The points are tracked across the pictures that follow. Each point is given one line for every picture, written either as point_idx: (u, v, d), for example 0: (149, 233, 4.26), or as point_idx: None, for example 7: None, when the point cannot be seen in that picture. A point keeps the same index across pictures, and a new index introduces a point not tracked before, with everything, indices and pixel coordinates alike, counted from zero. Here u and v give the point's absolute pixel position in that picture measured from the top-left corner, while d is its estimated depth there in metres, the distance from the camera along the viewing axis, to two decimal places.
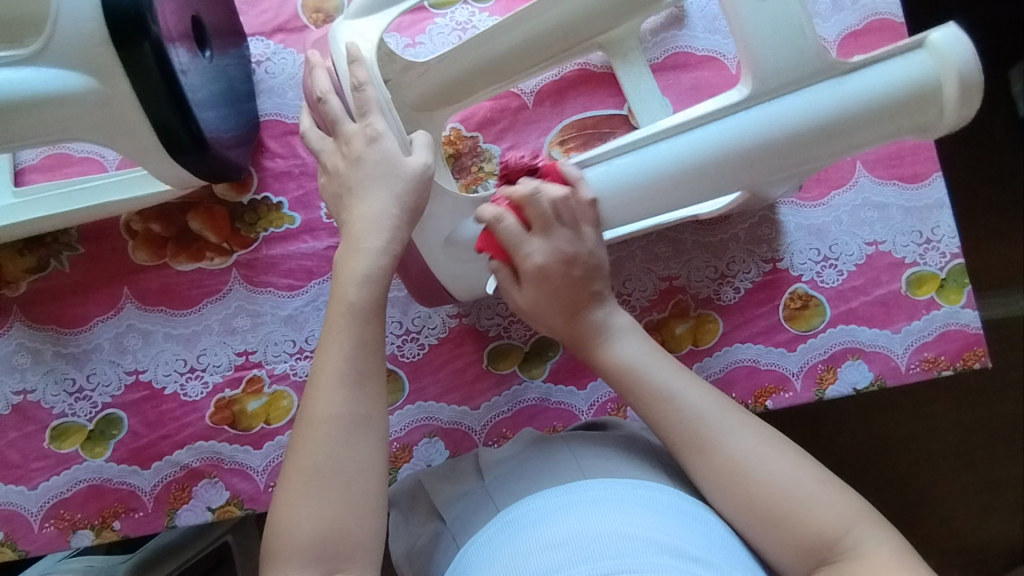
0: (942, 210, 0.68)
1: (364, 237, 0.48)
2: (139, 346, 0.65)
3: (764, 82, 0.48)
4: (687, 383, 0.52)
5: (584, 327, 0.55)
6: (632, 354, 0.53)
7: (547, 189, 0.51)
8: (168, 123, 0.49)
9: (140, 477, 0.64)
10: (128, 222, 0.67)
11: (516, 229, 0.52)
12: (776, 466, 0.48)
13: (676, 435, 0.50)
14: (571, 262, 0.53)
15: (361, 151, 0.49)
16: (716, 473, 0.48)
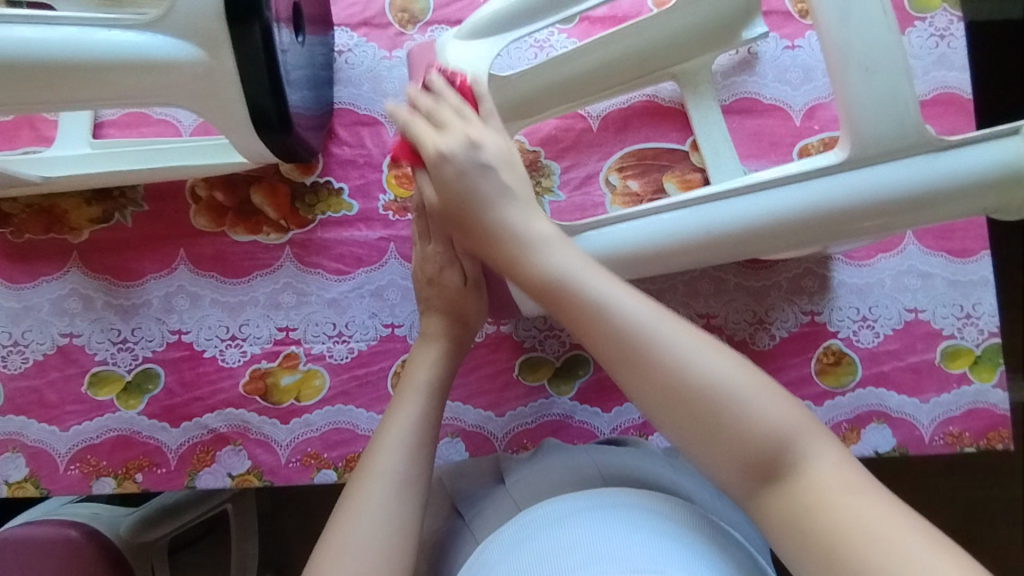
0: (986, 288, 0.69)
1: (432, 327, 0.58)
2: (186, 308, 0.67)
3: (860, 148, 0.49)
4: (621, 285, 0.45)
5: (500, 232, 0.50)
6: (561, 267, 0.46)
7: (420, 97, 0.54)
8: (261, 102, 0.51)
9: (168, 434, 0.65)
10: (193, 187, 0.69)
11: (422, 127, 0.53)
12: (728, 370, 0.41)
13: (604, 343, 0.43)
14: (483, 164, 0.51)
15: (428, 273, 0.59)
16: (652, 389, 0.41)
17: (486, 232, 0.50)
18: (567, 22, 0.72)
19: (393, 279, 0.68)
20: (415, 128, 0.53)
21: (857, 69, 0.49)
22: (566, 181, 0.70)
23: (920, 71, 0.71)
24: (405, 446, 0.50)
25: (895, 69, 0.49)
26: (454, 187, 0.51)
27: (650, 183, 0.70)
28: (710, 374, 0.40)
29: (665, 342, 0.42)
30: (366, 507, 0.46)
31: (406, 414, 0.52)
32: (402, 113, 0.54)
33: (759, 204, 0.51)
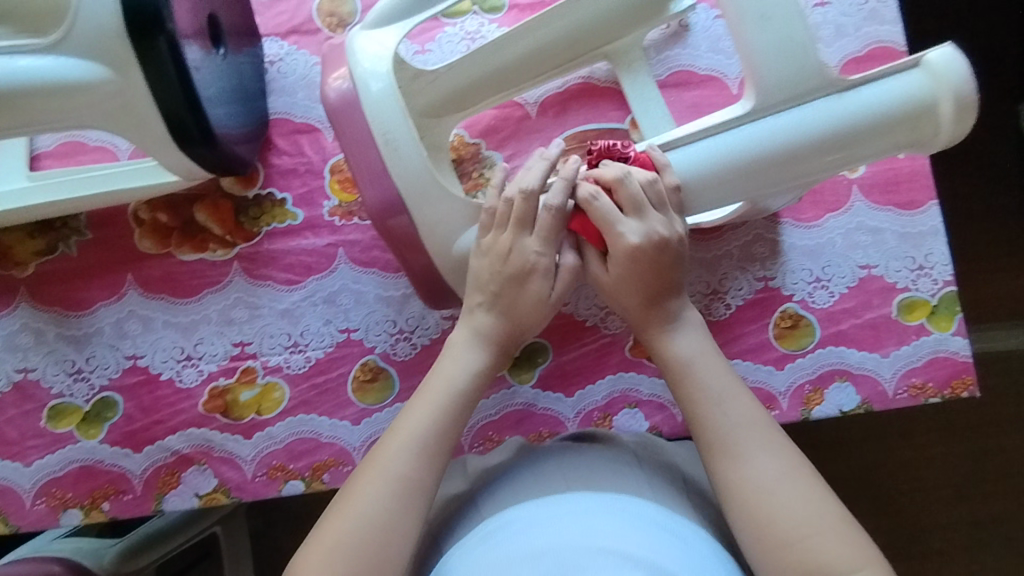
0: (937, 237, 0.69)
1: (472, 342, 0.55)
2: (139, 332, 0.67)
3: (766, 97, 0.50)
4: (733, 394, 0.52)
5: (660, 316, 0.55)
6: (688, 356, 0.54)
7: (633, 176, 0.52)
8: (178, 115, 0.51)
9: (131, 460, 0.65)
10: (136, 211, 0.69)
11: (610, 208, 0.52)
12: (797, 501, 0.47)
13: (709, 437, 0.51)
14: (662, 244, 0.52)
15: (510, 271, 0.54)
16: (733, 482, 0.49)
17: (653, 313, 0.55)
18: (497, 12, 0.72)
19: (345, 284, 0.67)
20: (598, 206, 0.52)
21: (753, 18, 0.49)
22: (509, 170, 0.70)
23: (851, 28, 0.71)
24: (414, 452, 0.51)
25: (791, 14, 0.49)
26: (637, 265, 0.53)
27: None
28: (786, 500, 0.47)
29: (760, 459, 0.49)
30: (341, 528, 0.48)
31: (426, 415, 0.52)
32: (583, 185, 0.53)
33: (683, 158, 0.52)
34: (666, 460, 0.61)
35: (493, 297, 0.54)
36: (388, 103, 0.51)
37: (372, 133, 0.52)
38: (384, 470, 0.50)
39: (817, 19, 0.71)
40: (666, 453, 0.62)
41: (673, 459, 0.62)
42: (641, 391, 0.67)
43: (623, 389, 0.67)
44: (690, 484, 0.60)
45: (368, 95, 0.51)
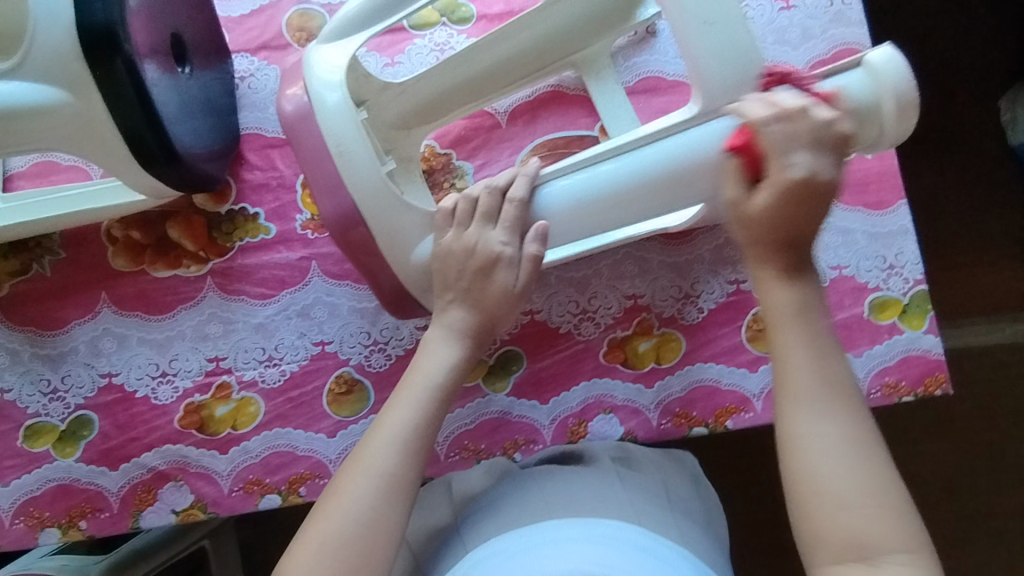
0: (907, 236, 0.69)
1: (443, 343, 0.56)
2: (114, 350, 0.67)
3: (710, 101, 0.50)
4: (823, 347, 0.47)
5: (788, 258, 0.47)
6: (792, 301, 0.47)
7: (816, 110, 0.45)
8: (140, 135, 0.51)
9: (107, 478, 0.65)
10: (109, 228, 0.69)
11: (783, 136, 0.45)
12: (855, 470, 0.45)
13: (785, 386, 0.47)
14: (828, 188, 0.45)
15: (475, 264, 0.55)
16: (800, 437, 0.46)
17: (773, 257, 0.47)
18: (466, 22, 0.71)
19: (319, 297, 0.68)
20: (766, 137, 0.45)
21: (696, 24, 0.49)
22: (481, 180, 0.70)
23: (818, 30, 0.71)
24: (393, 447, 0.53)
25: (732, 20, 0.50)
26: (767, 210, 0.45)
27: None
28: (853, 472, 0.45)
29: (844, 426, 0.46)
30: (323, 537, 0.50)
31: (403, 417, 0.54)
32: (752, 108, 0.46)
33: (629, 163, 0.52)
34: (645, 472, 0.65)
35: (463, 291, 0.56)
36: (341, 115, 0.52)
37: (327, 146, 0.52)
38: (367, 466, 0.52)
39: (783, 24, 0.71)
40: (643, 464, 0.66)
41: (650, 470, 0.66)
42: (615, 397, 0.67)
43: (597, 395, 0.67)
44: (669, 499, 0.64)
45: (321, 108, 0.52)
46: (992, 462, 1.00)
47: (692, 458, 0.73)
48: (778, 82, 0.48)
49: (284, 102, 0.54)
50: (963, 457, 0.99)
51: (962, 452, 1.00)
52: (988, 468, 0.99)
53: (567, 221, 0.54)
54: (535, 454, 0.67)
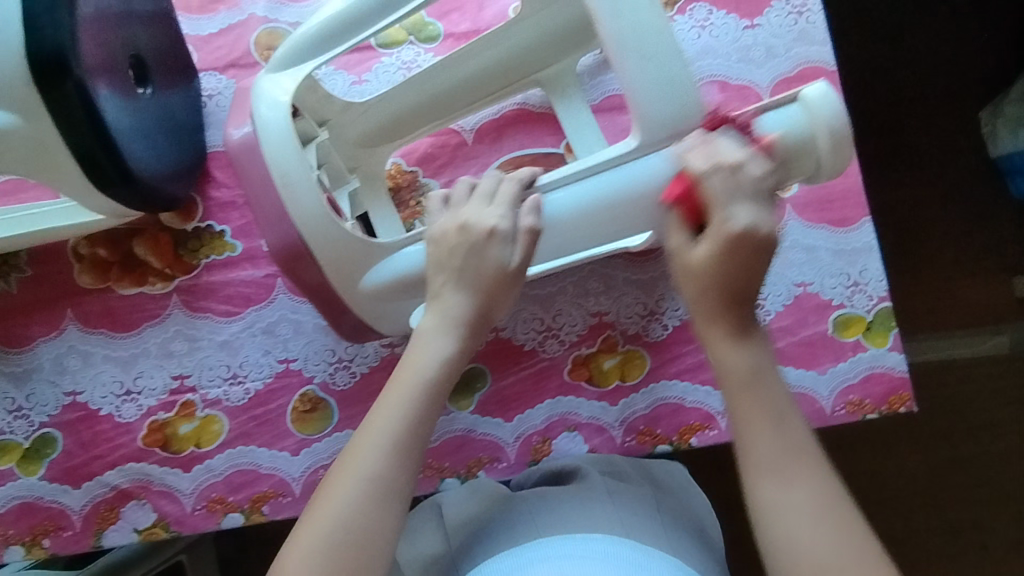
0: (871, 253, 0.69)
1: (433, 336, 0.53)
2: (79, 368, 0.67)
3: (649, 135, 0.49)
4: (778, 411, 0.48)
5: (736, 315, 0.49)
6: (749, 363, 0.49)
7: (750, 165, 0.47)
8: (94, 158, 0.51)
9: (70, 496, 0.65)
10: (75, 246, 0.69)
11: (724, 187, 0.47)
12: (828, 533, 0.44)
13: (747, 456, 0.48)
14: (764, 242, 0.48)
15: (474, 240, 0.53)
16: (767, 505, 0.46)
17: (722, 314, 0.49)
18: (433, 41, 0.72)
19: (283, 314, 0.68)
20: (715, 185, 0.47)
21: (633, 57, 0.48)
22: None
23: (782, 49, 0.71)
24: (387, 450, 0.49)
25: (669, 52, 0.48)
26: (719, 265, 0.48)
27: None
28: (828, 538, 0.44)
29: (813, 488, 0.46)
30: (305, 551, 0.46)
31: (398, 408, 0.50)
32: (694, 157, 0.48)
33: (571, 198, 0.52)
34: (639, 484, 0.63)
35: (461, 266, 0.53)
36: (284, 143, 0.52)
37: (271, 177, 0.52)
38: (360, 466, 0.48)
39: (748, 42, 0.71)
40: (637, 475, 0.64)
41: (645, 481, 0.64)
42: (580, 414, 0.67)
43: (562, 412, 0.67)
44: (662, 510, 0.62)
45: (265, 137, 0.52)
46: (969, 475, 1.00)
47: (682, 468, 0.71)
48: (718, 125, 0.49)
49: (231, 135, 0.54)
50: (939, 470, 1.00)
51: (937, 464, 1.00)
52: (964, 481, 1.00)
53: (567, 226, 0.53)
54: (499, 472, 0.67)
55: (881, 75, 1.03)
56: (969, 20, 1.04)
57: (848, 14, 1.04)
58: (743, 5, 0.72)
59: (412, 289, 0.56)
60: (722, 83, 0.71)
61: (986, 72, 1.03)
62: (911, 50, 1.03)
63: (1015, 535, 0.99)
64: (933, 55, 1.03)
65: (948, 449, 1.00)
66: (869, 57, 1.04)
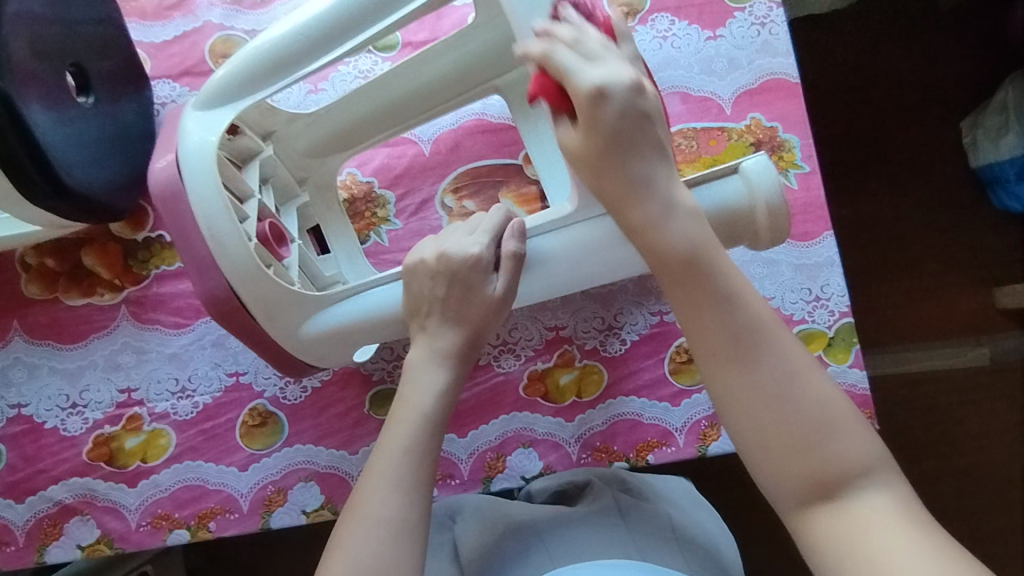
0: (833, 268, 0.68)
1: (424, 373, 0.50)
2: (24, 380, 0.66)
3: (584, 203, 0.48)
4: (731, 284, 0.43)
5: (651, 182, 0.43)
6: (687, 240, 0.43)
7: (592, 37, 0.43)
8: (19, 167, 0.51)
9: (13, 511, 0.64)
10: (23, 256, 0.68)
11: (572, 57, 0.42)
12: (811, 398, 0.41)
13: (712, 343, 0.42)
14: (636, 94, 0.43)
15: (457, 278, 0.50)
16: (740, 386, 0.41)
17: (635, 189, 0.43)
18: (390, 49, 0.71)
19: None
20: (557, 55, 0.42)
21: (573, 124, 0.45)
22: (402, 209, 0.69)
23: (745, 60, 0.70)
24: (401, 475, 0.47)
25: None
26: (598, 141, 0.43)
27: (485, 201, 0.69)
28: (808, 402, 0.40)
29: (781, 363, 0.41)
30: None
31: (401, 442, 0.48)
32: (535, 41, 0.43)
33: None
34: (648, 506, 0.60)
35: (444, 304, 0.50)
36: (206, 179, 0.49)
37: (197, 224, 0.50)
38: (371, 502, 0.46)
39: (709, 53, 0.71)
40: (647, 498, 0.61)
41: (658, 505, 0.61)
42: (535, 430, 0.66)
43: (516, 429, 0.66)
44: (678, 528, 0.59)
45: (190, 181, 0.49)
46: (945, 488, 0.98)
47: (685, 482, 0.68)
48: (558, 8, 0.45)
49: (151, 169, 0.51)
50: (916, 483, 0.98)
51: (914, 478, 0.98)
52: (941, 494, 0.98)
53: (548, 271, 0.51)
54: (452, 489, 0.66)
55: (855, 86, 1.03)
56: (945, 30, 1.03)
57: (822, 25, 1.04)
58: (704, 17, 0.72)
59: (350, 334, 0.55)
60: (683, 94, 0.70)
61: (961, 83, 1.02)
62: (884, 62, 1.03)
63: (992, 550, 0.98)
64: (907, 66, 1.03)
65: (924, 463, 0.99)
66: (843, 68, 1.03)
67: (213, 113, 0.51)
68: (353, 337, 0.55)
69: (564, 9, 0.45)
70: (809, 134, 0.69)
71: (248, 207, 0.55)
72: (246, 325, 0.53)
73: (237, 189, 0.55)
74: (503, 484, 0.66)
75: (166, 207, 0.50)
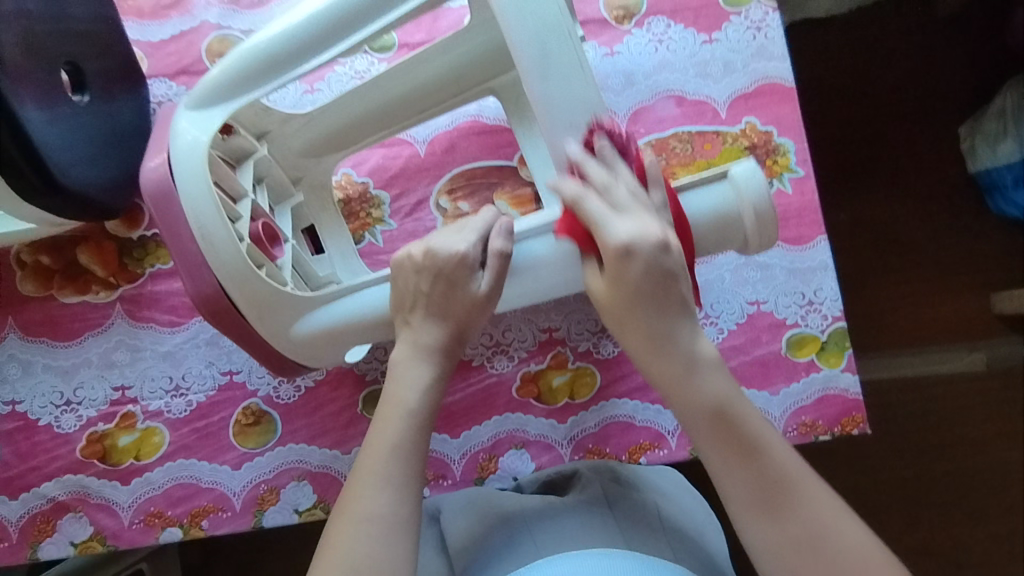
0: (826, 272, 0.68)
1: (409, 371, 0.50)
2: (18, 376, 0.66)
3: None
4: (756, 434, 0.46)
5: (679, 338, 0.47)
6: (714, 399, 0.47)
7: (621, 189, 0.46)
8: (15, 164, 0.52)
9: (6, 507, 0.64)
10: (18, 253, 0.68)
11: (601, 207, 0.46)
12: (841, 536, 0.44)
13: (743, 493, 0.45)
14: (660, 251, 0.46)
15: (444, 276, 0.50)
16: (775, 533, 0.44)
17: (664, 347, 0.47)
18: (387, 50, 0.71)
19: None
20: (586, 203, 0.46)
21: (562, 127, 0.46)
22: (397, 209, 0.70)
23: (740, 64, 0.71)
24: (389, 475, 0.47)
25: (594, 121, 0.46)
26: (622, 293, 0.46)
27: (480, 202, 0.69)
28: (841, 542, 0.43)
29: (809, 512, 0.44)
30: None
31: (384, 447, 0.48)
32: (567, 181, 0.46)
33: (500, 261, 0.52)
34: (634, 491, 0.59)
35: (431, 303, 0.50)
36: (199, 175, 0.49)
37: (189, 223, 0.50)
38: (359, 502, 0.46)
39: (705, 57, 0.71)
40: (632, 480, 0.61)
41: (645, 490, 0.60)
42: (528, 431, 0.66)
43: (508, 429, 0.66)
44: (666, 518, 0.58)
45: (183, 179, 0.50)
46: (939, 493, 0.99)
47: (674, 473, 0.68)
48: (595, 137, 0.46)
49: (144, 168, 0.51)
50: (909, 487, 0.98)
51: (907, 483, 0.99)
52: (934, 499, 0.98)
53: (535, 270, 0.50)
54: (444, 490, 0.66)
55: (853, 90, 1.03)
56: (943, 35, 1.03)
57: (820, 29, 1.04)
58: (700, 20, 0.72)
59: (342, 336, 0.55)
60: (678, 98, 0.71)
61: (959, 88, 1.03)
62: (882, 66, 1.03)
63: (985, 555, 0.98)
64: (904, 71, 1.03)
65: (918, 467, 0.99)
66: (841, 72, 1.03)
67: (206, 113, 0.51)
68: (343, 337, 0.55)
69: (600, 140, 0.46)
70: (804, 138, 0.69)
71: (241, 208, 0.55)
72: (237, 325, 0.53)
73: (230, 188, 0.55)
74: (495, 484, 0.66)
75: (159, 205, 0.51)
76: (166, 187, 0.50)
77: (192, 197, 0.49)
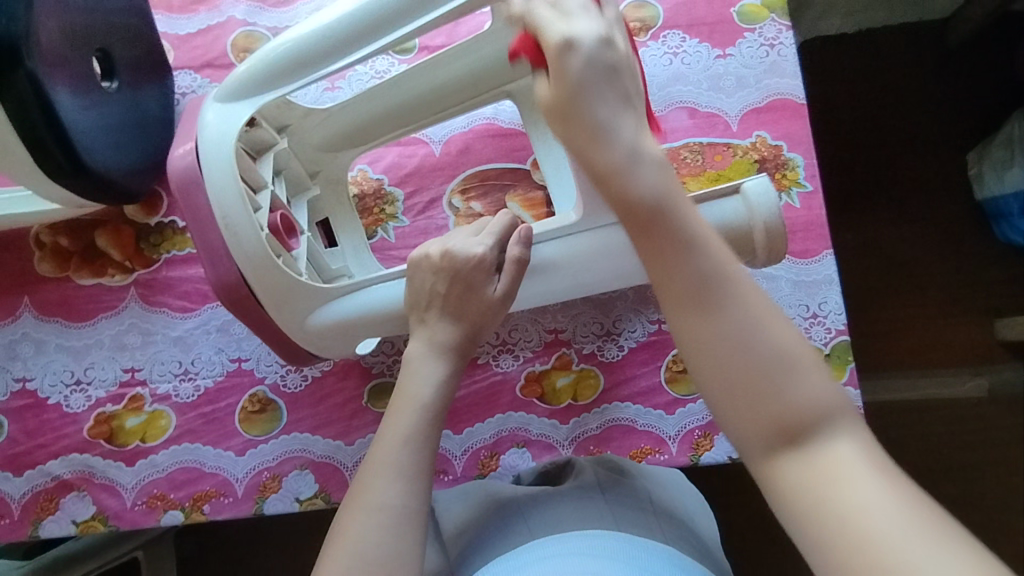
0: (831, 286, 0.69)
1: (421, 365, 0.51)
2: (31, 355, 0.67)
3: (587, 211, 0.50)
4: (692, 224, 0.40)
5: (616, 128, 0.42)
6: (650, 183, 0.41)
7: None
8: (43, 144, 0.53)
9: (11, 484, 0.65)
10: (38, 234, 0.69)
11: (548, 15, 0.43)
12: (774, 338, 0.38)
13: (672, 282, 0.40)
14: (608, 53, 0.43)
15: (461, 279, 0.51)
16: (699, 330, 0.39)
17: (598, 132, 0.42)
18: (408, 52, 0.73)
19: None
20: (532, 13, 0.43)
21: None
22: (411, 207, 0.71)
23: (753, 80, 0.72)
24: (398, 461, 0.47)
25: None
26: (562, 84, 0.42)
27: (492, 203, 0.71)
28: (771, 342, 0.38)
29: (747, 314, 0.38)
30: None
31: (391, 431, 0.49)
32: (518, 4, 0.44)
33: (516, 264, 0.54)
34: (629, 481, 0.60)
35: (447, 303, 0.51)
36: (223, 161, 0.51)
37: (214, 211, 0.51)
38: (370, 487, 0.46)
39: (718, 71, 0.73)
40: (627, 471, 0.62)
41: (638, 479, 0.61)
42: (530, 431, 0.67)
43: (511, 428, 0.67)
44: (657, 502, 0.59)
45: (209, 167, 0.51)
46: None
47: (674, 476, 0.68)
48: None
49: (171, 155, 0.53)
50: None
51: None
52: None
53: (550, 274, 0.52)
54: (445, 485, 0.66)
55: (862, 112, 1.04)
56: (952, 62, 1.04)
57: (831, 51, 1.05)
58: (715, 36, 0.73)
59: (353, 327, 0.56)
60: (691, 110, 0.72)
61: (966, 114, 1.04)
62: (892, 90, 1.05)
63: None
64: (913, 95, 1.05)
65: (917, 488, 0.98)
66: (850, 94, 1.05)
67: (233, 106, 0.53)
68: (355, 329, 0.56)
69: None
70: (813, 154, 0.70)
71: (261, 198, 0.56)
72: (253, 312, 0.54)
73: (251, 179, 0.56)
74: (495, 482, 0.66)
75: (184, 190, 0.52)
76: (193, 174, 0.51)
77: (215, 181, 0.51)
